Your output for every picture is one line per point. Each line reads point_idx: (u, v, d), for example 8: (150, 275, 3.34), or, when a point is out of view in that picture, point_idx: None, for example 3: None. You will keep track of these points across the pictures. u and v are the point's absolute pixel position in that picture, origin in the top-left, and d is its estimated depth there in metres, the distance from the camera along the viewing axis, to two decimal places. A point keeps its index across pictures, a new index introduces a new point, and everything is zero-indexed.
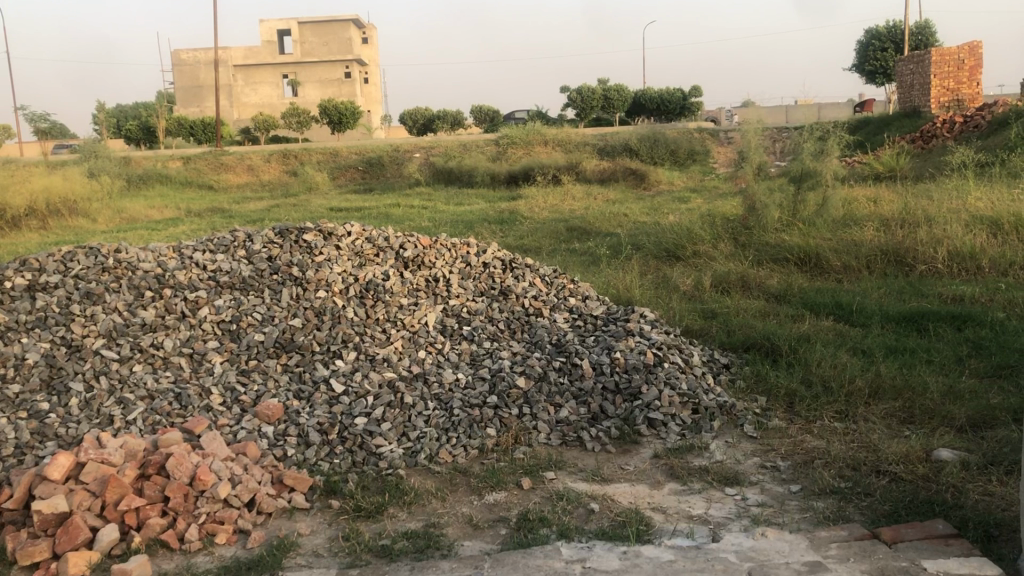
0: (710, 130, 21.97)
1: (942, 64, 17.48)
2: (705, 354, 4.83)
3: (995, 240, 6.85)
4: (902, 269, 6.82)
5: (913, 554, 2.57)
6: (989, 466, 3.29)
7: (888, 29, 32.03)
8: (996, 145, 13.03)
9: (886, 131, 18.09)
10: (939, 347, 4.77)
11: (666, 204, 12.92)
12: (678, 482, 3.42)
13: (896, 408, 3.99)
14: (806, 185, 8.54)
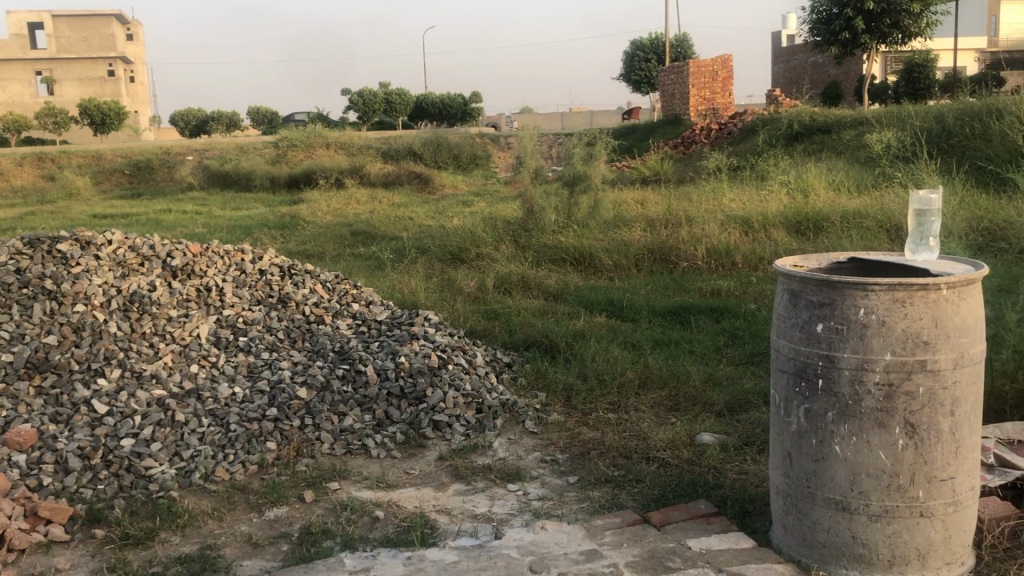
0: (490, 135, 22.42)
1: (698, 75, 18.91)
2: (487, 353, 4.91)
3: (747, 238, 7.46)
4: (667, 266, 7.27)
5: (679, 534, 2.73)
6: (744, 446, 3.57)
7: (651, 41, 34.14)
8: (746, 150, 14.19)
9: (652, 136, 19.22)
10: (700, 338, 5.12)
11: (450, 207, 13.06)
12: (462, 482, 3.46)
13: (663, 396, 4.25)
14: (579, 188, 8.91)
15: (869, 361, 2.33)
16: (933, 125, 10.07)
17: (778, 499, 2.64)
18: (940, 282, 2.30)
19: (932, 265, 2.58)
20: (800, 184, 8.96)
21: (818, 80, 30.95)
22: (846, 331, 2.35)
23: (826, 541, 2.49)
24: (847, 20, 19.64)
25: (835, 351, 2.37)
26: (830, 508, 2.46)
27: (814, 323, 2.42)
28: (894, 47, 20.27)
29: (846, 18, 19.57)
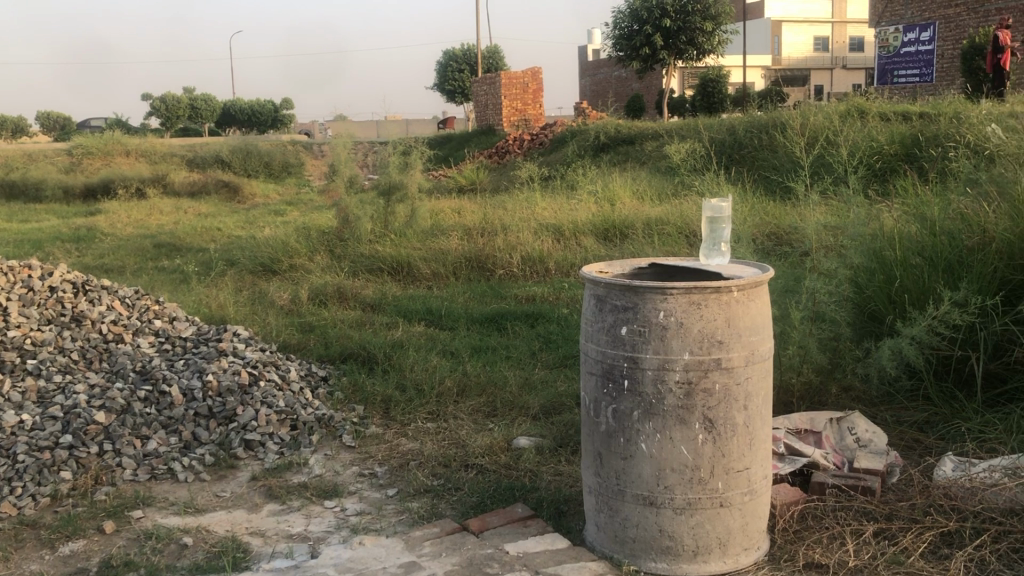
0: (303, 143, 21.92)
1: (510, 86, 19.31)
2: (302, 367, 4.79)
3: (559, 245, 7.67)
4: (483, 274, 7.36)
5: (497, 540, 2.76)
6: (559, 448, 3.66)
7: (463, 51, 34.57)
8: (557, 160, 14.62)
9: (466, 146, 19.43)
10: (516, 344, 5.21)
11: (262, 217, 12.67)
12: (277, 502, 3.35)
13: (481, 403, 4.29)
14: (394, 198, 8.87)
15: (670, 361, 2.44)
16: (726, 137, 10.75)
17: (591, 499, 2.73)
18: (731, 284, 2.46)
19: (724, 269, 2.75)
20: (608, 194, 9.32)
21: (622, 94, 32.60)
22: (648, 333, 2.46)
23: (636, 536, 2.59)
24: (647, 36, 20.64)
25: (639, 352, 2.47)
26: (639, 503, 2.57)
27: (618, 326, 2.51)
28: (689, 64, 21.50)
29: (646, 35, 20.56)
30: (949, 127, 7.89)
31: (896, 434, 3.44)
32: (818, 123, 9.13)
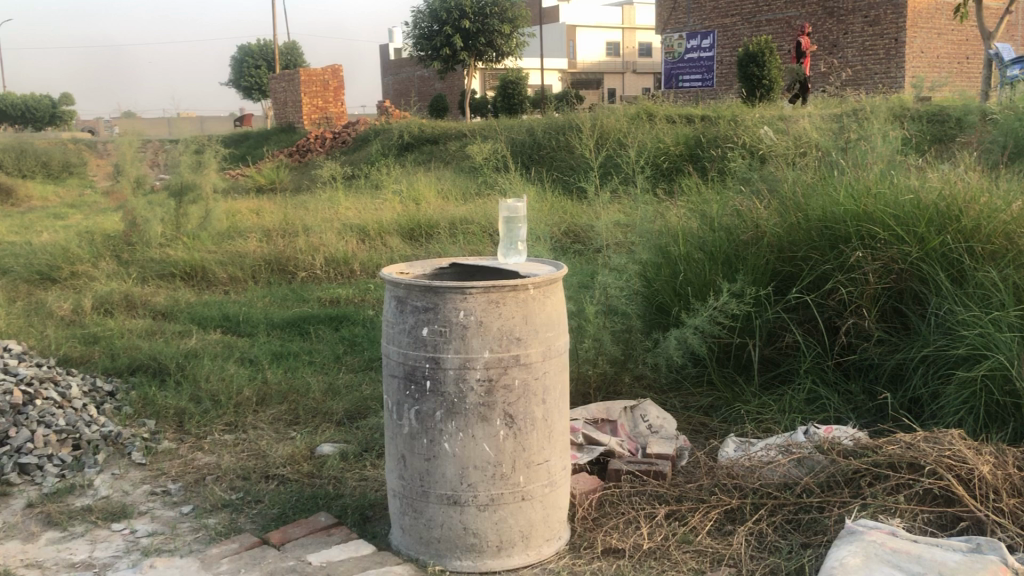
0: (85, 142, 20.47)
1: (309, 83, 18.91)
2: (85, 382, 4.46)
3: (363, 246, 7.59)
4: (285, 277, 7.14)
5: (299, 551, 2.69)
6: (364, 452, 3.61)
7: (260, 47, 33.50)
8: (360, 159, 14.45)
9: (265, 144, 18.82)
10: (320, 349, 5.09)
11: (39, 221, 11.71)
12: (57, 529, 3.10)
13: (283, 412, 4.16)
14: (187, 199, 8.44)
15: (470, 360, 2.46)
16: (525, 138, 10.98)
17: (395, 501, 2.70)
18: (528, 282, 2.51)
19: (521, 268, 2.80)
20: (412, 195, 9.30)
21: (425, 94, 32.78)
22: (449, 332, 2.47)
23: (441, 536, 2.60)
24: (447, 37, 20.75)
25: (440, 353, 2.48)
26: (443, 503, 2.57)
27: (419, 327, 2.51)
28: (490, 65, 21.84)
29: (446, 35, 20.65)
30: (728, 129, 8.43)
31: (685, 419, 3.64)
32: (611, 124, 9.51)
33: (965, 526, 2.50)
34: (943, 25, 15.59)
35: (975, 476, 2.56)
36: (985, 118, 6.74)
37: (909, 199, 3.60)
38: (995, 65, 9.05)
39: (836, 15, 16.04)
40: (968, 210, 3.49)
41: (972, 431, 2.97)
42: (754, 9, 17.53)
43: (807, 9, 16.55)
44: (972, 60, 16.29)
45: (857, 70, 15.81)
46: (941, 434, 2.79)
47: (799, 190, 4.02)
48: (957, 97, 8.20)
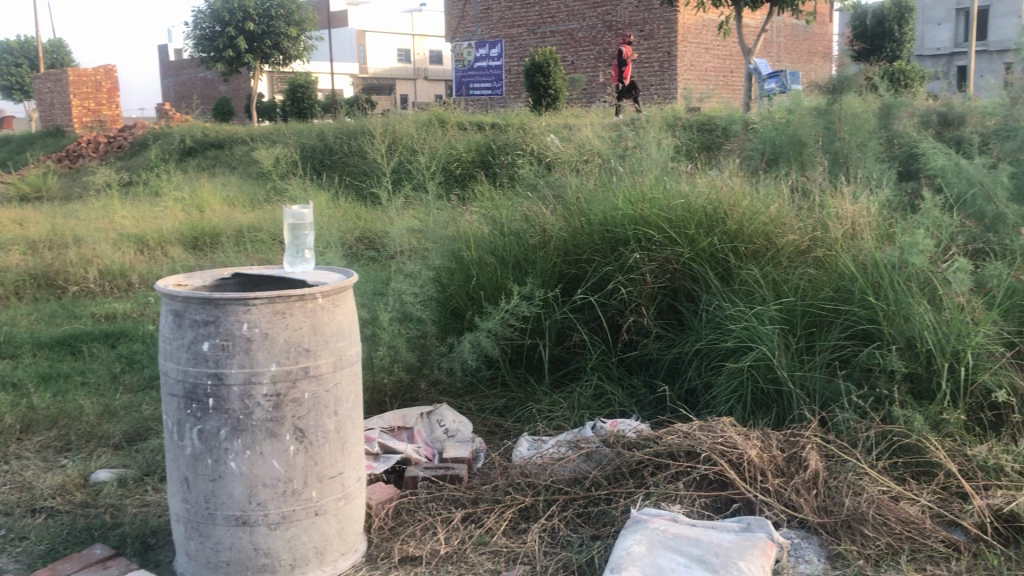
0: None
1: (79, 84, 17.64)
2: None
3: (142, 257, 7.15)
4: (53, 292, 6.59)
5: None
6: (144, 477, 3.39)
7: (21, 43, 30.87)
8: (138, 164, 13.61)
9: (28, 148, 17.34)
10: (94, 368, 4.73)
11: None
12: None
13: (52, 438, 3.83)
14: None
15: (256, 374, 2.37)
16: (316, 143, 10.75)
17: (178, 527, 2.55)
18: (316, 291, 2.45)
19: (309, 276, 2.73)
20: (195, 202, 8.85)
21: (209, 97, 31.44)
22: (232, 346, 2.36)
23: (229, 559, 2.47)
24: (230, 38, 19.95)
25: (223, 368, 2.37)
26: (231, 524, 2.45)
27: (199, 342, 2.38)
28: (277, 69, 21.24)
29: (229, 36, 19.86)
30: (516, 137, 8.63)
31: (480, 421, 3.67)
32: (402, 130, 9.49)
33: (737, 506, 2.69)
34: (710, 41, 16.74)
35: (744, 460, 2.76)
36: (747, 127, 7.27)
37: (680, 203, 3.84)
38: (755, 79, 9.81)
39: (614, 28, 16.83)
40: (732, 213, 3.78)
41: (742, 417, 3.19)
42: (539, 20, 18.08)
43: (588, 22, 17.26)
44: (736, 73, 17.51)
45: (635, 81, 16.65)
46: (715, 422, 2.98)
47: (582, 195, 4.18)
48: (722, 107, 8.80)
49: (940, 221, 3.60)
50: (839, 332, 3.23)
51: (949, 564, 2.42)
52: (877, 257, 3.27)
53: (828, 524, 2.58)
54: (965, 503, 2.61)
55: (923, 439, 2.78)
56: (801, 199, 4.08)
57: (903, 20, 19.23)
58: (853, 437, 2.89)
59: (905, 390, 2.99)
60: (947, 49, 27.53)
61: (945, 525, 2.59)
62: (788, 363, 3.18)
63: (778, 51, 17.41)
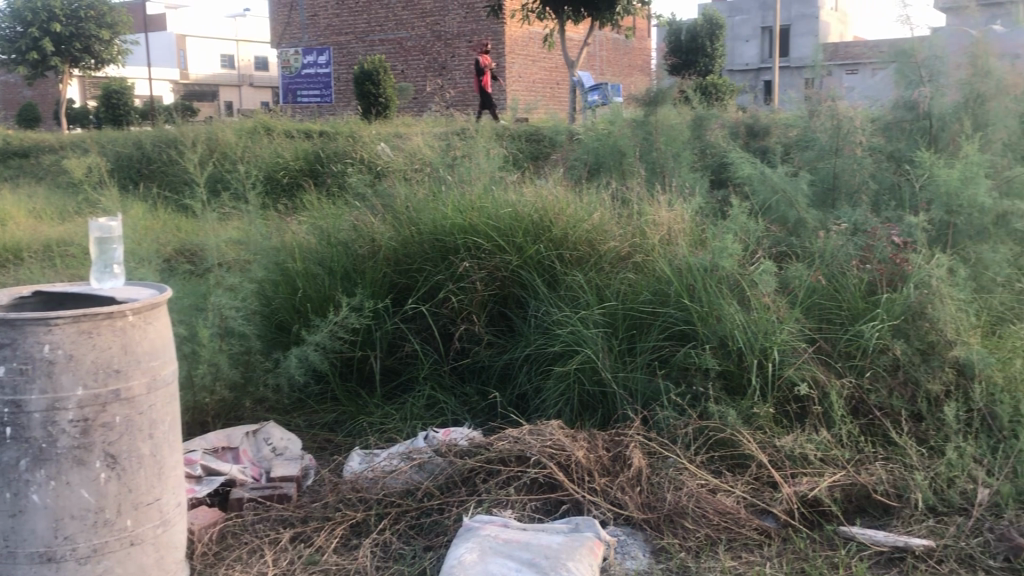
0: None
1: None
2: None
3: None
4: None
5: None
6: None
7: None
8: None
9: None
10: None
11: None
12: None
13: None
14: None
15: (60, 399, 2.21)
16: (132, 152, 10.21)
17: None
18: (126, 308, 2.32)
19: (119, 292, 2.58)
20: None
21: (12, 102, 29.27)
22: (31, 370, 2.20)
23: None
24: (34, 40, 18.65)
25: (22, 395, 2.20)
26: (34, 562, 2.27)
27: None
28: (88, 72, 20.04)
29: (32, 38, 18.57)
30: (345, 146, 8.47)
31: (309, 437, 3.57)
32: (225, 139, 9.17)
33: (566, 507, 2.75)
34: (536, 53, 17.11)
35: (571, 461, 2.83)
36: (572, 137, 7.47)
37: (507, 212, 3.90)
38: (579, 92, 10.10)
39: (443, 38, 16.93)
40: (557, 222, 3.89)
41: (570, 420, 3.26)
42: (367, 28, 17.93)
43: (417, 31, 17.26)
44: (562, 85, 17.97)
45: (464, 92, 16.75)
46: (543, 426, 3.04)
47: (410, 204, 4.17)
48: (548, 117, 9.00)
49: (747, 226, 3.83)
50: (658, 334, 3.37)
51: (761, 549, 2.57)
52: (691, 261, 3.43)
53: (652, 519, 2.68)
54: (775, 491, 2.77)
55: (737, 432, 2.93)
56: (622, 207, 4.23)
57: (715, 36, 20.37)
58: (673, 434, 3.01)
59: (719, 387, 3.15)
60: (755, 65, 29.38)
61: (758, 513, 2.73)
62: (612, 365, 3.29)
63: (601, 64, 18.03)
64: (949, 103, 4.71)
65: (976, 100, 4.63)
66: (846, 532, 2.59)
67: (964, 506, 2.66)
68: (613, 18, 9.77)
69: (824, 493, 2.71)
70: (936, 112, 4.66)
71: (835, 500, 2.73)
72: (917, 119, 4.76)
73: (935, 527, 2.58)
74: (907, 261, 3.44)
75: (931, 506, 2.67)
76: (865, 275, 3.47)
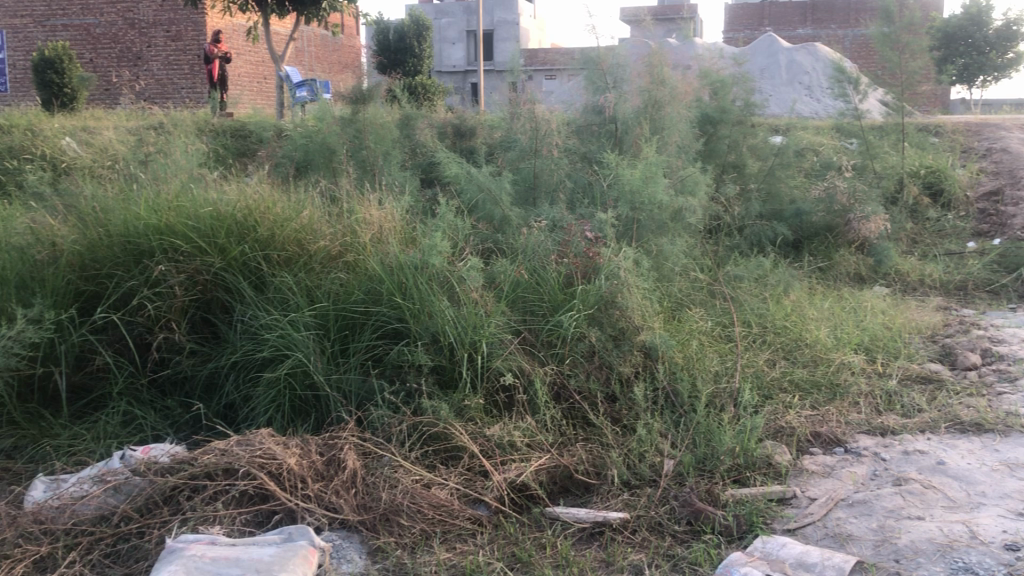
0: None
1: None
2: None
3: None
4: None
5: None
6: None
7: None
8: None
9: None
10: None
11: None
12: None
13: None
14: None
15: None
16: None
17: None
18: None
19: None
20: None
21: None
22: None
23: None
24: None
25: None
26: None
27: None
28: None
29: None
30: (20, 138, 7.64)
31: None
32: None
33: (278, 517, 2.67)
34: (240, 46, 16.47)
35: (283, 469, 2.75)
36: (279, 134, 7.24)
37: (208, 211, 3.71)
38: (287, 87, 9.83)
39: (137, 27, 15.83)
40: (262, 221, 3.76)
41: (281, 427, 3.16)
42: (46, 11, 16.29)
43: (106, 18, 15.93)
44: (269, 80, 17.40)
45: (162, 83, 15.84)
46: (252, 435, 2.92)
47: (98, 205, 3.83)
48: (253, 112, 8.66)
49: (454, 224, 3.93)
50: (371, 333, 3.35)
51: (474, 538, 2.64)
52: (401, 259, 3.45)
53: (367, 520, 2.66)
54: (486, 480, 2.86)
55: (449, 426, 2.99)
56: (330, 205, 4.17)
57: (421, 38, 20.72)
58: (387, 432, 3.01)
59: (432, 382, 3.19)
60: (462, 67, 30.26)
61: (471, 503, 2.81)
62: (324, 367, 3.23)
63: (308, 60, 17.69)
64: (631, 108, 5.11)
65: (654, 106, 5.11)
66: (552, 512, 2.72)
67: (653, 478, 2.89)
68: (319, 14, 9.61)
69: (531, 478, 2.84)
70: (620, 116, 5.05)
71: (541, 483, 2.87)
72: (604, 122, 5.13)
73: (629, 499, 2.79)
74: (599, 254, 3.69)
75: (625, 481, 2.88)
76: (562, 269, 3.68)
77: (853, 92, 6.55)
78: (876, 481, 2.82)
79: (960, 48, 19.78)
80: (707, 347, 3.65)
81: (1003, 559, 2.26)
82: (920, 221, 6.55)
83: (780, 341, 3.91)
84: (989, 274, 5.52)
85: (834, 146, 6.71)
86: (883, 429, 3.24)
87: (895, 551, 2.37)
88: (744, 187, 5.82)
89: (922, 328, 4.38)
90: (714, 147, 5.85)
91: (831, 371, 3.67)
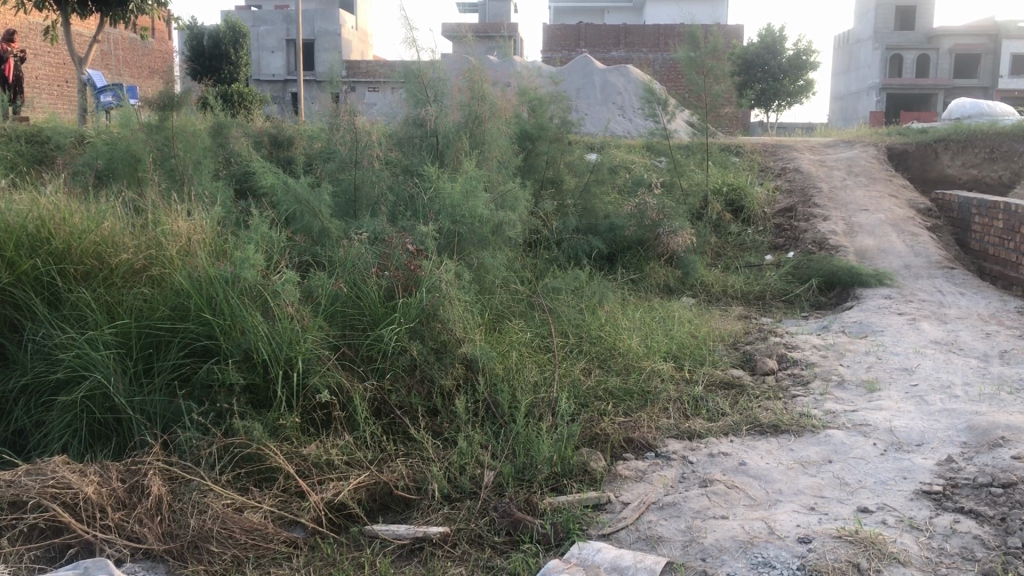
0: None
1: None
2: None
3: None
4: None
5: None
6: None
7: None
8: None
9: None
10: None
11: None
12: None
13: None
14: None
15: None
16: None
17: None
18: None
19: None
20: None
21: None
22: None
23: None
24: None
25: None
26: None
27: None
28: None
29: None
30: None
31: None
32: None
33: (74, 551, 2.50)
34: (38, 46, 15.39)
35: (80, 499, 2.58)
36: (80, 141, 6.81)
37: None
38: (90, 91, 9.23)
39: None
40: (57, 233, 3.51)
41: (77, 454, 2.96)
42: None
43: None
44: (70, 83, 16.38)
45: None
46: (44, 463, 2.72)
47: None
48: (49, 114, 8.10)
49: (268, 236, 3.79)
50: (177, 351, 3.18)
51: (289, 562, 2.54)
52: (211, 272, 3.29)
53: (174, 549, 2.52)
54: (302, 500, 2.77)
55: (263, 446, 2.88)
56: (134, 216, 3.95)
57: (239, 44, 20.09)
58: (196, 455, 2.87)
59: (245, 402, 3.07)
60: (281, 75, 29.51)
61: (287, 525, 2.71)
62: (126, 389, 3.04)
63: (115, 64, 16.76)
64: (451, 122, 5.13)
65: (475, 121, 5.17)
66: (371, 530, 2.67)
67: (473, 490, 2.88)
68: (125, 16, 9.06)
69: (349, 496, 2.78)
70: (440, 130, 5.02)
71: (359, 501, 2.81)
72: (425, 135, 5.07)
73: (449, 513, 2.77)
74: (419, 267, 3.65)
75: (445, 494, 2.87)
76: (382, 283, 3.62)
77: (661, 113, 6.87)
78: (685, 483, 2.95)
79: (757, 74, 21.23)
80: (526, 358, 3.72)
81: (798, 552, 2.41)
82: (723, 235, 6.95)
83: (595, 351, 4.04)
84: (784, 284, 5.92)
85: (645, 164, 7.01)
86: (690, 433, 3.40)
87: (702, 550, 2.48)
88: (561, 202, 6.00)
89: (724, 336, 4.63)
90: (534, 163, 6.04)
91: (642, 379, 3.81)
